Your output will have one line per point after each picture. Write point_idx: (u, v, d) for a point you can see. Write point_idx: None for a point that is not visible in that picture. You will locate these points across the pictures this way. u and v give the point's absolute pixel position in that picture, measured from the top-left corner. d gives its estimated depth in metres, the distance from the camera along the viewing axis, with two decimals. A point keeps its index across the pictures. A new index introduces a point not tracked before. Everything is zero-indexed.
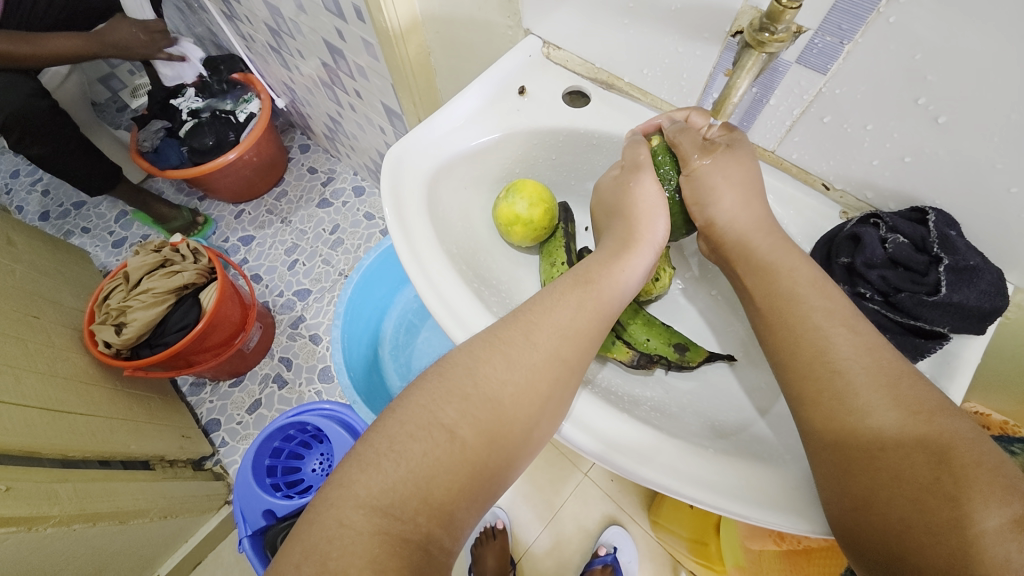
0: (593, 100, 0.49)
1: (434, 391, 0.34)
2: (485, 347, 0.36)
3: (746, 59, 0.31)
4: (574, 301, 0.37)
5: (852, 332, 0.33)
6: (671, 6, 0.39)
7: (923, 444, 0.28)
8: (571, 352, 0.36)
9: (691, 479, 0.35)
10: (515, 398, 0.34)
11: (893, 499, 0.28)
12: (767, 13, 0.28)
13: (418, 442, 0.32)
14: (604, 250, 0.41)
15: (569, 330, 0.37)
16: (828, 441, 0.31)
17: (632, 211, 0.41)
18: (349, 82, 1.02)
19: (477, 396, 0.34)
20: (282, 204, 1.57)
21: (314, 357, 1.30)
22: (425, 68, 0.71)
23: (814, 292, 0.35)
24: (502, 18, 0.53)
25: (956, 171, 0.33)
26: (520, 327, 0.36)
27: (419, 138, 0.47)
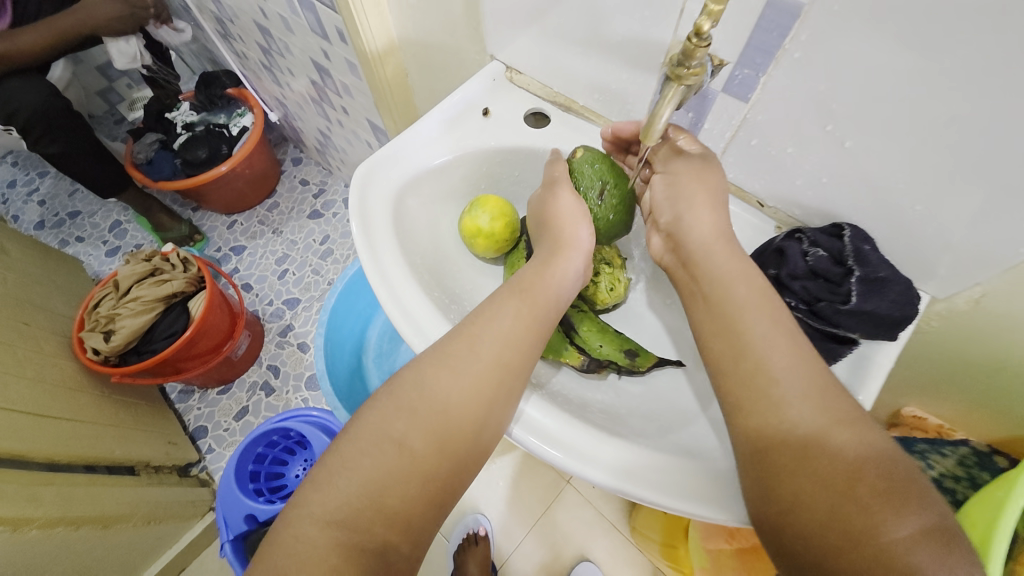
0: (553, 120, 0.52)
1: (385, 407, 0.37)
2: (432, 361, 0.38)
3: (667, 89, 0.34)
4: (513, 312, 0.40)
5: (777, 333, 0.35)
6: (614, 40, 0.42)
7: (847, 451, 0.30)
8: (511, 358, 0.39)
9: (640, 479, 0.37)
10: (460, 404, 0.37)
11: (816, 505, 0.30)
12: (683, 49, 0.31)
13: (370, 456, 0.34)
14: (536, 260, 0.44)
15: (511, 339, 0.39)
16: (759, 450, 0.33)
17: (555, 222, 0.44)
18: (336, 97, 1.05)
19: (424, 408, 0.36)
20: (274, 214, 1.61)
21: (302, 365, 1.32)
22: (404, 87, 0.75)
23: (751, 299, 0.37)
24: (470, 45, 0.57)
25: (868, 191, 0.36)
26: (463, 340, 0.39)
27: (387, 157, 0.50)
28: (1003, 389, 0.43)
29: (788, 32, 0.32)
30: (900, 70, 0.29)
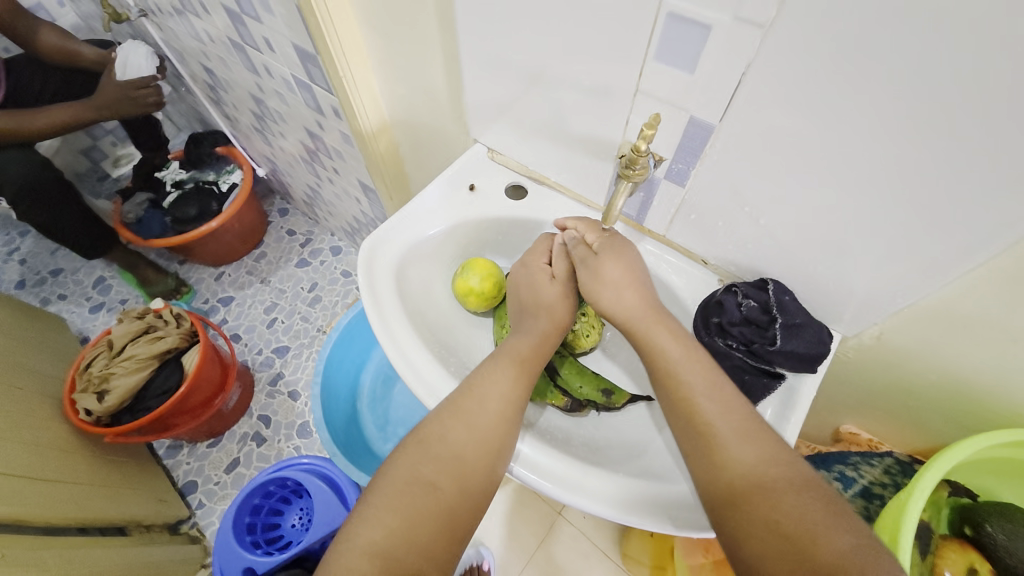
0: (530, 193, 0.61)
1: (415, 455, 0.43)
2: (448, 414, 0.45)
3: (620, 183, 0.43)
4: (514, 369, 0.47)
5: (711, 386, 0.43)
6: (576, 137, 0.52)
7: (787, 487, 0.37)
8: (513, 410, 0.46)
9: (629, 508, 0.44)
10: (476, 451, 0.43)
11: (765, 531, 0.36)
12: (628, 158, 0.41)
13: (406, 495, 0.41)
14: (524, 334, 0.50)
15: (513, 395, 0.46)
16: (714, 493, 0.39)
17: (546, 309, 0.51)
18: (327, 160, 1.14)
19: (447, 454, 0.43)
20: (262, 264, 1.66)
21: (293, 414, 1.34)
22: (395, 158, 0.85)
23: (685, 360, 0.44)
24: (456, 128, 0.67)
25: (780, 254, 0.46)
26: (471, 397, 0.45)
27: (388, 231, 0.57)
28: (912, 405, 0.51)
29: (706, 144, 0.41)
30: (790, 171, 0.39)
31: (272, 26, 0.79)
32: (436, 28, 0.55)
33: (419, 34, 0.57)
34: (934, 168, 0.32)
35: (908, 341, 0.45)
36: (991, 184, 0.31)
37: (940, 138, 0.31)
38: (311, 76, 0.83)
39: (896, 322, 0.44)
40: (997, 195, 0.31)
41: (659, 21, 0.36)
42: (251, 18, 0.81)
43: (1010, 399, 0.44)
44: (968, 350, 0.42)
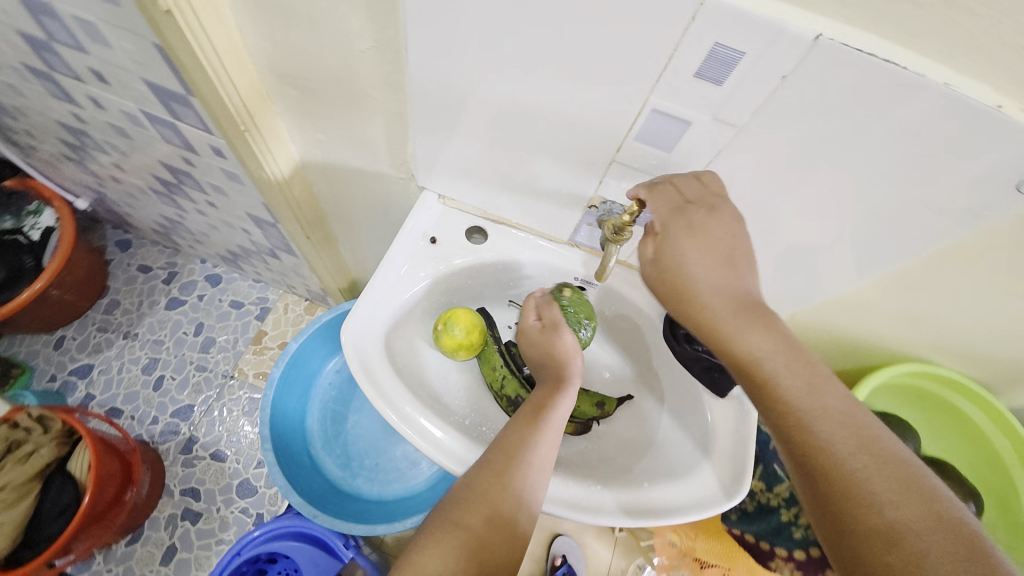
0: (491, 234, 0.62)
1: (449, 504, 0.45)
2: (482, 467, 0.46)
3: (610, 247, 0.50)
4: (542, 416, 0.49)
5: (810, 395, 0.39)
6: (544, 189, 0.54)
7: (883, 488, 0.35)
8: (545, 457, 0.47)
9: (655, 509, 0.52)
10: (504, 494, 0.44)
11: (859, 526, 0.34)
12: (616, 225, 0.47)
13: (436, 538, 0.42)
14: (542, 388, 0.52)
15: (528, 439, 0.47)
16: (811, 482, 0.37)
17: (557, 359, 0.54)
18: (198, 194, 0.96)
19: (477, 499, 0.44)
20: (117, 316, 1.37)
21: (225, 476, 1.20)
22: (308, 197, 0.76)
23: (769, 351, 0.40)
24: (395, 172, 0.62)
25: None
26: (501, 445, 0.47)
27: (362, 308, 0.55)
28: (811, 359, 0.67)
29: None
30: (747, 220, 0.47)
31: (105, 57, 0.60)
32: (375, 85, 0.49)
33: (351, 89, 0.51)
34: (853, 220, 0.43)
35: (814, 319, 0.59)
36: (889, 231, 0.43)
37: (858, 202, 0.41)
38: (173, 114, 0.66)
39: (810, 312, 0.57)
40: (892, 237, 0.43)
41: (643, 113, 0.39)
42: (67, 46, 0.61)
43: (881, 349, 0.60)
44: (858, 323, 0.57)
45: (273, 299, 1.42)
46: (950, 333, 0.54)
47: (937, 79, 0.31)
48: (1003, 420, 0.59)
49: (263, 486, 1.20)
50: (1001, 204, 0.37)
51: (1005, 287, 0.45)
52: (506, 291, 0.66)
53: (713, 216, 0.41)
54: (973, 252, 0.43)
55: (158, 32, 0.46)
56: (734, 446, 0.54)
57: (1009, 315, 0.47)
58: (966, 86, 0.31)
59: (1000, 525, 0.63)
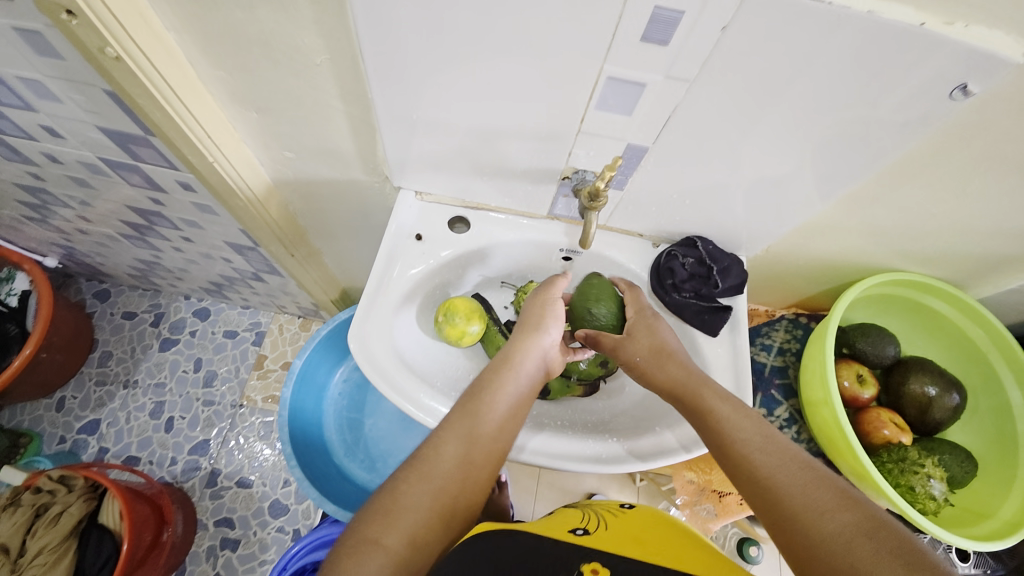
0: (473, 222, 0.64)
1: (368, 517, 0.42)
2: (406, 470, 0.45)
3: (589, 215, 0.53)
4: (477, 409, 0.48)
5: (763, 436, 0.43)
6: (519, 170, 0.55)
7: (830, 503, 0.37)
8: (477, 454, 0.47)
9: (665, 450, 0.56)
10: (430, 499, 0.43)
11: (813, 541, 0.36)
12: (592, 193, 0.50)
13: (354, 551, 0.39)
14: (490, 365, 0.53)
15: (459, 443, 0.46)
16: (770, 510, 0.39)
17: (522, 326, 0.56)
18: (172, 231, 0.95)
19: (400, 507, 0.42)
20: (113, 366, 1.36)
21: (255, 500, 1.23)
22: (287, 216, 0.77)
23: (729, 407, 0.46)
24: (369, 177, 0.63)
25: (704, 219, 0.59)
26: (433, 447, 0.46)
27: (365, 314, 0.56)
28: (790, 286, 0.71)
29: (641, 159, 0.50)
30: (713, 166, 0.50)
31: (55, 111, 0.59)
32: (334, 95, 0.50)
33: (311, 104, 0.52)
34: (810, 150, 0.46)
35: (787, 247, 0.62)
36: (842, 156, 0.46)
37: (811, 132, 0.44)
38: (135, 156, 0.66)
39: (783, 241, 0.61)
40: (846, 160, 0.46)
41: (600, 82, 0.41)
42: (14, 106, 0.61)
43: (854, 266, 0.64)
44: (829, 246, 0.61)
45: (266, 322, 1.42)
46: (913, 241, 0.58)
47: (860, 9, 0.33)
48: (971, 311, 0.63)
49: (294, 503, 1.23)
50: (937, 115, 0.40)
51: (954, 188, 0.48)
52: (497, 274, 0.68)
53: (658, 328, 0.55)
54: (919, 160, 0.46)
55: (110, 79, 0.47)
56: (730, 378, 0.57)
57: (962, 215, 0.51)
58: (887, 12, 0.34)
59: (987, 407, 0.66)
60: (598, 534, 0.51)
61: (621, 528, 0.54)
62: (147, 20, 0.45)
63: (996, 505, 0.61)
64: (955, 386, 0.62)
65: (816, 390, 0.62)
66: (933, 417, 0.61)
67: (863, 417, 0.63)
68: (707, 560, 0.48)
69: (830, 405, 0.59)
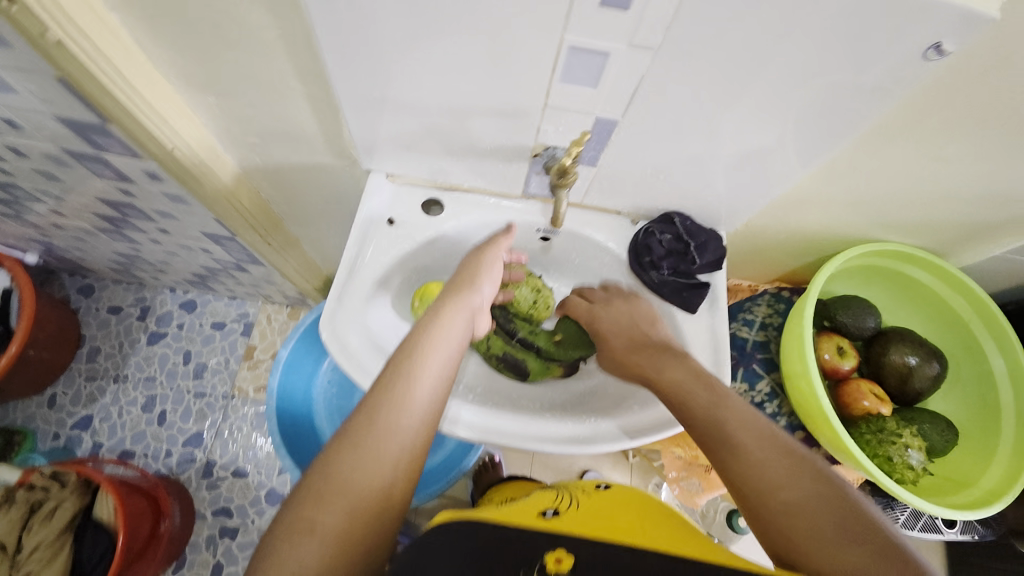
0: (447, 204, 0.62)
1: (299, 498, 0.40)
2: (338, 444, 0.42)
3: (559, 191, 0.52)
4: (411, 370, 0.46)
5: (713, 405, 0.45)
6: (489, 149, 0.54)
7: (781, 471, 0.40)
8: (416, 415, 0.44)
9: (644, 427, 0.55)
10: (366, 474, 0.41)
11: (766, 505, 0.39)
12: (561, 171, 0.49)
13: (287, 541, 0.37)
14: (427, 316, 0.51)
15: (394, 408, 0.43)
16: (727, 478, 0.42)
17: (460, 281, 0.55)
18: (147, 223, 0.93)
19: (332, 487, 0.40)
20: (102, 362, 1.35)
21: (251, 489, 1.24)
22: (260, 204, 0.75)
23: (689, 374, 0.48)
24: (339, 161, 0.61)
25: (681, 194, 0.57)
26: (359, 420, 0.43)
27: (337, 303, 0.55)
28: (773, 260, 0.70)
29: (612, 134, 0.48)
30: (687, 140, 0.48)
31: (10, 102, 0.57)
32: (291, 75, 0.48)
33: (270, 85, 0.50)
34: (784, 119, 0.44)
35: (767, 221, 0.61)
36: (818, 124, 0.44)
37: (783, 101, 0.42)
38: (98, 147, 0.64)
39: (761, 214, 0.60)
40: (821, 129, 0.45)
41: (562, 52, 0.39)
42: None
43: (836, 237, 0.63)
44: (810, 218, 0.60)
45: (254, 312, 1.41)
46: (895, 210, 0.57)
47: None
48: (953, 280, 0.63)
49: None
50: (911, 78, 0.39)
51: (931, 154, 0.47)
52: None
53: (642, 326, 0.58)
54: (897, 125, 0.45)
55: (54, 65, 0.44)
56: (710, 355, 0.57)
57: (942, 182, 0.50)
58: None
59: (971, 375, 0.66)
60: (567, 514, 0.52)
61: (590, 507, 0.54)
62: (86, 1, 0.42)
63: (976, 475, 0.62)
64: (936, 355, 0.62)
65: (795, 364, 0.61)
66: (913, 386, 0.61)
67: (843, 389, 0.62)
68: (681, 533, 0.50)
69: (807, 379, 0.59)
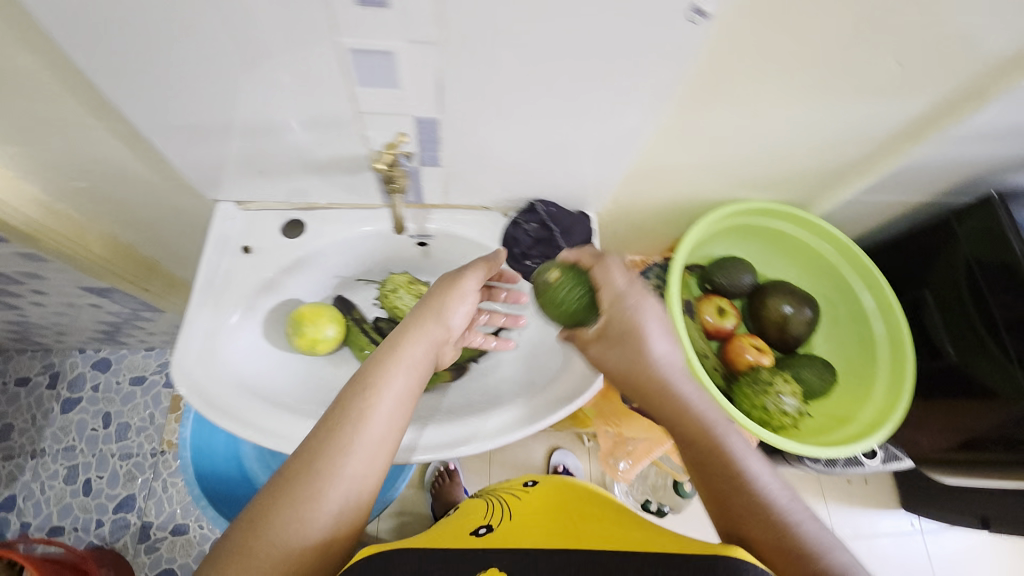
0: (308, 223, 0.60)
1: (228, 549, 0.38)
2: (276, 491, 0.40)
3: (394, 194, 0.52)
4: (361, 411, 0.43)
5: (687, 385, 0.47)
6: (328, 162, 0.52)
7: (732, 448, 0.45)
8: (363, 460, 0.42)
9: (529, 418, 0.55)
10: (305, 524, 0.39)
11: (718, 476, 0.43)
12: (387, 177, 0.48)
13: None
14: (383, 347, 0.48)
15: (339, 454, 0.41)
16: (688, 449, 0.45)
17: (431, 305, 0.51)
18: (17, 286, 0.86)
19: (266, 538, 0.38)
20: (13, 439, 1.25)
21: (195, 545, 1.18)
22: (123, 250, 0.70)
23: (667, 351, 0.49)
24: (184, 194, 0.58)
25: (538, 182, 0.57)
26: (303, 462, 0.41)
27: (191, 347, 0.52)
28: (654, 231, 0.71)
29: (439, 132, 0.47)
30: (516, 128, 0.47)
31: None
32: (86, 113, 0.45)
33: (74, 125, 0.47)
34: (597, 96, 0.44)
35: (632, 195, 0.62)
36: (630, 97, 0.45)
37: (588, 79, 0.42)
38: None
39: (622, 189, 0.60)
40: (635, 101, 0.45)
41: (346, 57, 0.38)
42: None
43: (703, 202, 0.64)
44: (671, 187, 0.60)
45: None
46: (745, 169, 0.58)
47: None
48: (813, 227, 0.65)
49: None
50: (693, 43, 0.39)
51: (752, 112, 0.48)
52: (352, 272, 0.65)
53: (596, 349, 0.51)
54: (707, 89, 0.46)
55: None
56: None
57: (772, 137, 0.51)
58: None
59: (848, 315, 0.69)
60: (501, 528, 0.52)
61: (521, 515, 0.55)
62: None
63: (856, 410, 0.65)
64: (808, 301, 0.64)
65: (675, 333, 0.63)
66: (791, 333, 0.64)
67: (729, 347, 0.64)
68: (595, 520, 0.52)
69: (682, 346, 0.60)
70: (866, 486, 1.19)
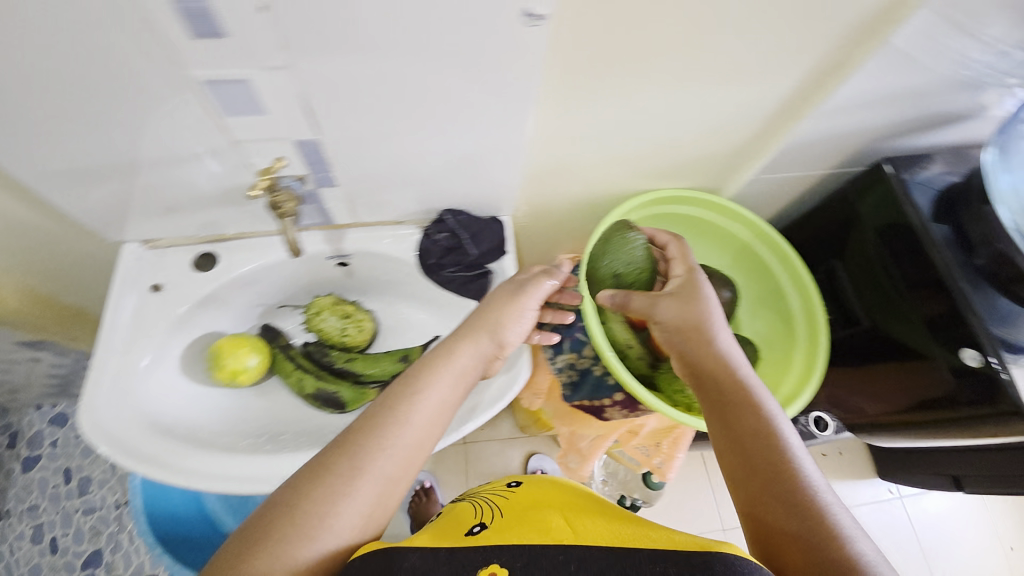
0: (221, 254, 0.59)
1: (252, 531, 0.36)
2: (312, 479, 0.38)
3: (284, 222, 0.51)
4: (411, 411, 0.42)
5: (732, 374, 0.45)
6: (224, 193, 0.52)
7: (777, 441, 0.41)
8: (403, 463, 0.40)
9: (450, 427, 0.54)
10: (339, 519, 0.37)
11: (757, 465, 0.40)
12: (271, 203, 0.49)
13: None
14: (443, 348, 0.47)
15: (383, 452, 0.40)
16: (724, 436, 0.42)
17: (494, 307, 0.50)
18: None
19: (296, 528, 0.36)
20: None
21: None
22: (44, 300, 0.69)
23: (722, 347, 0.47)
24: (90, 237, 0.57)
25: (442, 193, 0.57)
26: (345, 451, 0.39)
27: (97, 391, 0.51)
28: (577, 229, 0.72)
29: (323, 152, 0.48)
30: (399, 144, 0.48)
31: None
32: None
33: None
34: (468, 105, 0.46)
35: (542, 196, 0.63)
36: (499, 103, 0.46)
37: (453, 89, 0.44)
38: None
39: (529, 192, 0.61)
40: None
41: (203, 89, 0.39)
42: None
43: (614, 195, 0.66)
44: (577, 184, 0.62)
45: None
46: (645, 160, 0.59)
47: None
48: (722, 209, 0.67)
49: None
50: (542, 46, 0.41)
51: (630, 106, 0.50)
52: (274, 299, 0.64)
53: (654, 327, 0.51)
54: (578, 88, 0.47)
55: None
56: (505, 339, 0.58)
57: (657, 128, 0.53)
58: None
59: (768, 292, 0.71)
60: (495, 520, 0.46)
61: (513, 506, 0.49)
62: None
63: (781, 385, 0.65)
64: (726, 282, 0.66)
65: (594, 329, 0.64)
66: None
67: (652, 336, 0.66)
68: (589, 513, 0.45)
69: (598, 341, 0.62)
70: (841, 458, 1.20)
